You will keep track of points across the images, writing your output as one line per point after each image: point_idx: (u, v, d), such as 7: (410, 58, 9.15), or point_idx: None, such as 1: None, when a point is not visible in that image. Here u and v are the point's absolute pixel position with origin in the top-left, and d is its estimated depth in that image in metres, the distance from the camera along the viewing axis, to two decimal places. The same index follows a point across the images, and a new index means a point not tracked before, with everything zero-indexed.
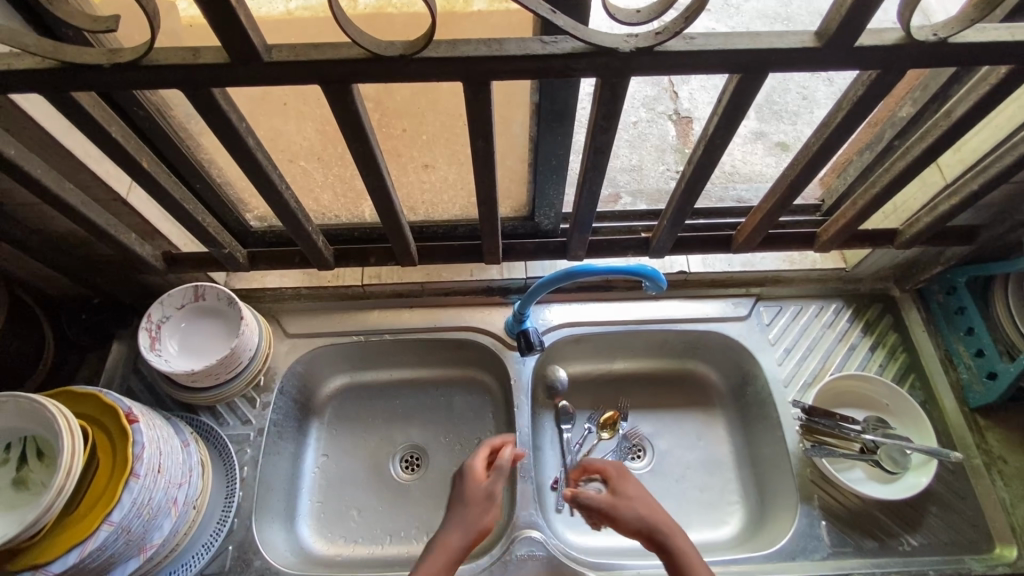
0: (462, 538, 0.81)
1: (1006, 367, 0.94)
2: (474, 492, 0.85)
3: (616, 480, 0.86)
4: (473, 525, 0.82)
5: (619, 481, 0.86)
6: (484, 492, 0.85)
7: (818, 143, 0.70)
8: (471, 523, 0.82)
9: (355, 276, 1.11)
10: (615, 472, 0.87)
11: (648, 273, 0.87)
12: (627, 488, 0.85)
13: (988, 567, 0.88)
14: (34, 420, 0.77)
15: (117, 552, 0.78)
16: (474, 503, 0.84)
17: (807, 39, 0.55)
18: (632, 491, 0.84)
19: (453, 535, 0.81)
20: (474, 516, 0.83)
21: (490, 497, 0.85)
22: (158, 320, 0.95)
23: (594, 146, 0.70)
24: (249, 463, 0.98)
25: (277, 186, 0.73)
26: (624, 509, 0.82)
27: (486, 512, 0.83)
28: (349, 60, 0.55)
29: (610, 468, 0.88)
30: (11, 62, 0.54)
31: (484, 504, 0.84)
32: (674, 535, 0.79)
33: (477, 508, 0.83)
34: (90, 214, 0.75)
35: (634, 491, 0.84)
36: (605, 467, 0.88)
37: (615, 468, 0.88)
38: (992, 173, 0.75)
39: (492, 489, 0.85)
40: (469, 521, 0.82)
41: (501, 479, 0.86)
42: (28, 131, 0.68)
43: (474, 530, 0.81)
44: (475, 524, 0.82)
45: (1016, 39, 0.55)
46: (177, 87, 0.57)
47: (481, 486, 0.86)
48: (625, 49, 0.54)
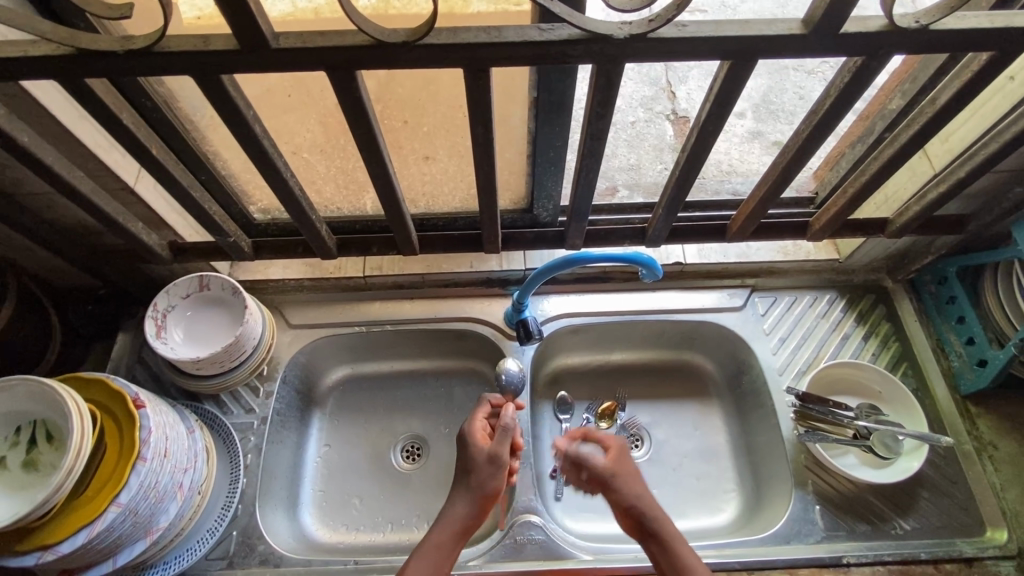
0: (466, 507, 0.78)
1: (995, 354, 0.95)
2: (478, 457, 0.81)
3: (617, 453, 0.84)
4: (478, 491, 0.79)
5: (621, 455, 0.83)
6: (487, 455, 0.81)
7: (808, 130, 0.72)
8: (476, 490, 0.79)
9: (356, 268, 1.14)
10: (619, 446, 0.85)
11: (645, 260, 0.90)
12: (627, 464, 0.82)
13: (980, 550, 0.90)
14: (44, 403, 0.79)
15: (125, 534, 0.80)
16: (479, 468, 0.80)
17: (794, 27, 0.58)
18: (631, 469, 0.82)
19: (456, 507, 0.78)
20: (479, 481, 0.79)
21: (496, 460, 0.80)
22: (164, 308, 0.97)
23: (591, 134, 0.72)
24: (253, 451, 1.00)
25: (282, 174, 0.75)
26: (621, 483, 0.79)
27: (491, 476, 0.79)
28: (354, 47, 0.57)
29: (615, 441, 0.85)
30: (27, 49, 0.56)
31: (489, 468, 0.80)
32: (665, 519, 0.77)
33: (482, 475, 0.80)
34: (100, 202, 0.78)
35: (632, 469, 0.82)
36: (610, 438, 0.86)
37: (618, 442, 0.85)
38: (978, 161, 0.77)
39: (498, 451, 0.81)
40: (473, 488, 0.79)
41: (506, 440, 0.82)
42: (41, 119, 0.70)
43: (478, 497, 0.78)
44: (480, 490, 0.79)
45: (993, 26, 0.58)
46: (187, 74, 0.59)
47: (484, 450, 0.81)
48: (620, 36, 0.56)
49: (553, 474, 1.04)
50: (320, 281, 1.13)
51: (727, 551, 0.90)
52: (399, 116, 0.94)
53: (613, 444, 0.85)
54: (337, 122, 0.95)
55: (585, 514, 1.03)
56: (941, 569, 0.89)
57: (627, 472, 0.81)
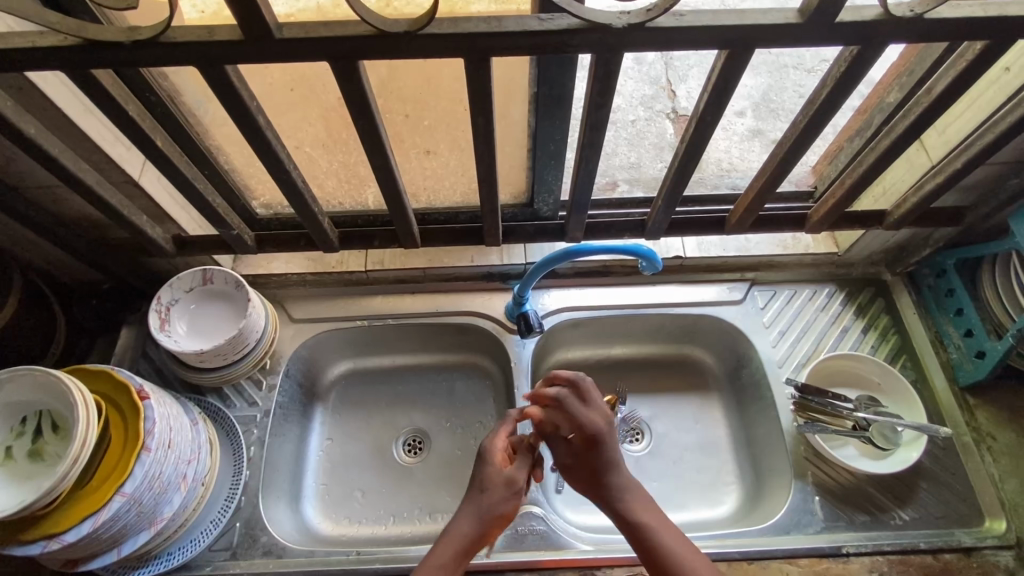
0: (477, 527, 0.75)
1: (994, 345, 0.95)
2: (495, 478, 0.79)
3: (583, 440, 0.79)
4: (489, 511, 0.76)
5: (587, 442, 0.79)
6: (505, 478, 0.79)
7: (805, 121, 0.73)
8: (489, 511, 0.76)
9: (359, 261, 1.14)
10: (590, 429, 0.79)
11: (645, 253, 0.91)
12: (592, 454, 0.79)
13: (979, 540, 0.90)
14: (50, 393, 0.80)
15: (129, 523, 0.81)
16: (495, 488, 0.78)
17: (790, 16, 0.59)
18: (595, 460, 0.78)
19: (466, 524, 0.76)
20: (493, 503, 0.77)
21: (513, 486, 0.79)
22: (168, 302, 0.98)
23: (591, 124, 0.73)
24: (256, 443, 1.01)
25: (286, 165, 0.76)
26: (584, 471, 0.79)
27: (504, 500, 0.78)
28: (358, 37, 0.58)
29: (586, 425, 0.79)
30: (35, 39, 0.57)
31: (504, 491, 0.78)
32: (635, 507, 0.76)
33: (497, 495, 0.78)
34: (105, 193, 0.78)
35: (599, 458, 0.78)
36: (581, 419, 0.80)
37: (588, 428, 0.79)
38: (974, 151, 0.78)
39: (516, 476, 0.80)
40: (486, 508, 0.77)
41: (525, 468, 0.81)
42: (47, 111, 0.71)
43: (491, 518, 0.76)
44: (492, 511, 0.77)
45: (987, 14, 0.58)
46: (192, 64, 0.60)
47: (503, 472, 0.80)
48: (619, 25, 0.57)
49: (553, 466, 1.04)
50: (323, 276, 1.14)
51: (727, 541, 0.91)
52: (400, 109, 0.92)
53: (582, 426, 0.79)
54: (337, 117, 0.92)
55: (585, 507, 1.03)
56: (941, 559, 0.89)
57: (590, 461, 0.79)
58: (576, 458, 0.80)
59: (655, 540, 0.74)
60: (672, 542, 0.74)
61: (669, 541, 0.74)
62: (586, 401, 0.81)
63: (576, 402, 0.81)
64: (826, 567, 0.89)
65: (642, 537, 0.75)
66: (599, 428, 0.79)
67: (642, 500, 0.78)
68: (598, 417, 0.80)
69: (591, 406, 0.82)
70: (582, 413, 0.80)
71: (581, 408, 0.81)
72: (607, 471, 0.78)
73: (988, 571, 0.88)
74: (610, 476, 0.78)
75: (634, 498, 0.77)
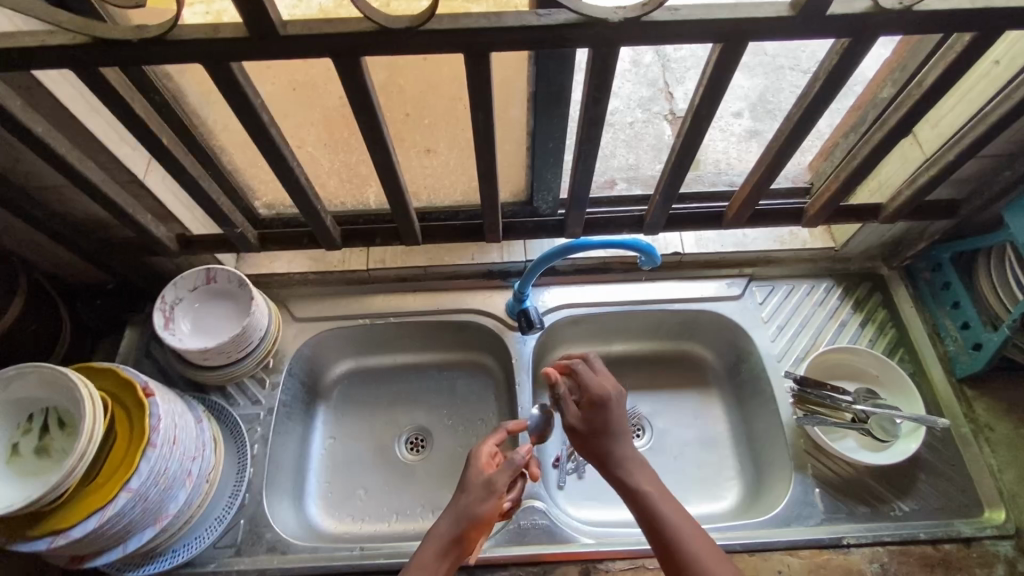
0: (453, 527, 0.75)
1: (990, 336, 0.96)
2: (475, 479, 0.79)
3: (591, 403, 0.82)
4: (466, 512, 0.75)
5: (596, 403, 0.82)
6: (484, 479, 0.78)
7: (799, 114, 0.74)
8: (465, 512, 0.75)
9: (361, 260, 1.15)
10: (599, 391, 0.82)
11: (644, 247, 0.92)
12: (598, 415, 0.81)
13: (978, 530, 0.91)
14: (57, 390, 0.81)
15: (134, 519, 0.81)
16: (472, 490, 0.77)
17: (782, 9, 0.60)
18: (600, 421, 0.81)
19: (443, 524, 0.76)
20: (470, 504, 0.76)
21: (491, 486, 0.78)
22: (172, 301, 0.99)
23: (588, 120, 0.74)
24: (260, 441, 1.01)
25: (288, 162, 0.77)
26: (587, 435, 0.81)
27: (482, 501, 0.76)
28: (360, 34, 0.60)
29: (594, 388, 0.82)
30: (45, 38, 0.58)
31: (482, 493, 0.77)
32: (637, 476, 0.77)
33: (474, 495, 0.77)
34: (111, 192, 0.80)
35: (607, 420, 0.80)
36: (590, 384, 0.83)
37: (599, 392, 0.82)
38: (965, 144, 0.79)
39: (495, 479, 0.78)
40: (463, 509, 0.76)
41: (509, 471, 0.79)
42: (55, 110, 0.72)
43: (465, 519, 0.75)
44: (468, 513, 0.75)
45: (975, 7, 0.60)
46: (198, 62, 0.61)
47: (482, 475, 0.79)
48: (615, 19, 0.58)
49: (555, 463, 1.05)
50: (325, 275, 1.15)
51: (729, 533, 0.91)
52: (401, 109, 0.93)
53: (590, 391, 0.82)
54: (339, 116, 0.93)
55: (586, 502, 1.04)
56: (941, 549, 0.90)
57: (594, 424, 0.81)
58: (581, 420, 0.82)
59: (655, 509, 0.74)
60: (675, 516, 0.73)
61: (668, 511, 0.74)
62: (596, 369, 0.86)
63: (588, 371, 0.85)
64: (827, 558, 0.90)
65: (643, 507, 0.75)
66: (609, 391, 0.82)
67: (645, 472, 0.78)
68: (607, 384, 0.83)
69: (602, 375, 0.85)
70: (592, 377, 0.84)
71: (592, 376, 0.84)
72: (610, 436, 0.80)
73: (988, 561, 0.89)
74: (613, 445, 0.79)
75: (637, 468, 0.78)
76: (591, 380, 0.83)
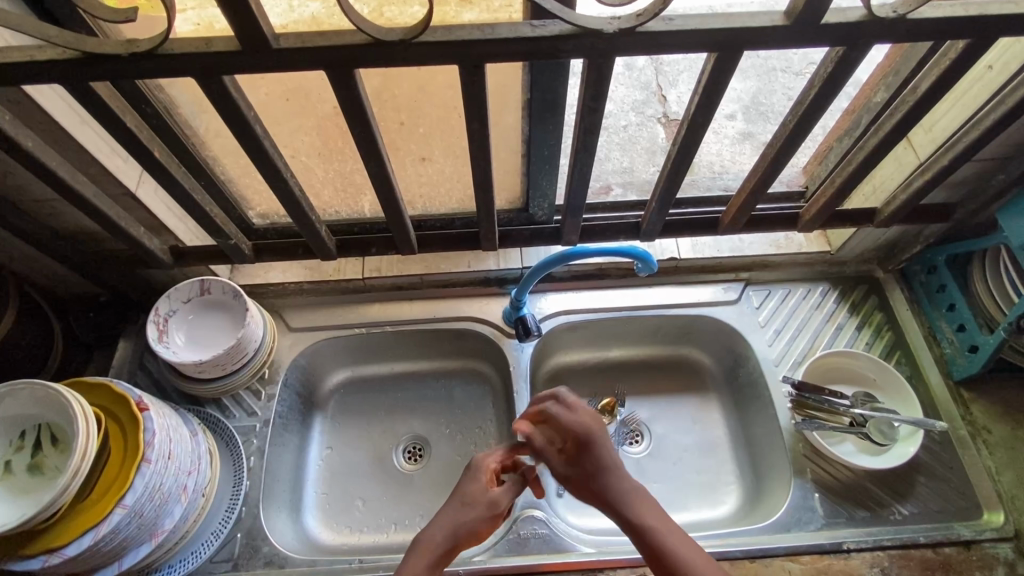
0: (449, 540, 0.74)
1: (987, 339, 0.96)
2: (478, 494, 0.79)
3: (575, 445, 0.81)
4: (465, 527, 0.75)
5: (579, 446, 0.80)
6: (487, 497, 0.78)
7: (795, 121, 0.74)
8: (463, 527, 0.75)
9: (356, 269, 1.15)
10: (578, 434, 0.81)
11: (640, 254, 0.91)
12: (585, 456, 0.79)
13: (978, 533, 0.91)
14: (50, 406, 0.80)
15: (130, 536, 0.80)
16: (475, 505, 0.78)
17: (777, 18, 0.60)
18: (588, 462, 0.79)
19: (439, 533, 0.75)
20: (472, 519, 0.76)
21: (493, 507, 0.78)
22: (165, 313, 0.98)
23: (584, 128, 0.74)
24: (256, 453, 1.00)
25: (282, 173, 0.77)
26: (580, 480, 0.79)
27: (482, 520, 0.77)
28: (354, 45, 0.59)
29: (575, 429, 0.81)
30: (33, 53, 0.58)
31: (482, 510, 0.78)
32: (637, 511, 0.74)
33: (475, 512, 0.77)
34: (104, 206, 0.79)
35: (594, 460, 0.79)
36: (568, 425, 0.82)
37: (581, 432, 0.81)
38: (959, 148, 0.79)
39: (498, 498, 0.79)
40: (463, 523, 0.76)
41: (512, 494, 0.80)
42: (45, 123, 0.72)
43: (462, 534, 0.75)
44: (467, 528, 0.76)
45: (969, 14, 0.60)
46: (191, 76, 0.61)
47: (487, 492, 0.79)
48: (609, 31, 0.58)
49: (553, 470, 1.05)
50: (320, 284, 1.14)
51: (729, 540, 0.91)
52: (395, 117, 0.93)
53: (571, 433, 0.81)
54: (334, 125, 0.93)
55: (585, 510, 1.04)
56: (941, 553, 0.90)
57: (585, 467, 0.79)
58: (572, 467, 0.81)
59: (660, 542, 0.72)
60: (677, 545, 0.71)
61: (673, 546, 0.71)
62: (569, 406, 0.84)
63: (563, 411, 0.84)
64: (828, 563, 0.89)
65: (648, 544, 0.72)
66: (587, 428, 0.81)
67: (645, 503, 0.75)
68: (584, 422, 0.81)
69: (577, 409, 0.84)
70: (568, 419, 0.82)
71: (567, 415, 0.83)
72: (603, 474, 0.78)
73: (987, 564, 0.89)
74: (606, 482, 0.77)
75: (638, 502, 0.75)
76: (567, 424, 0.82)
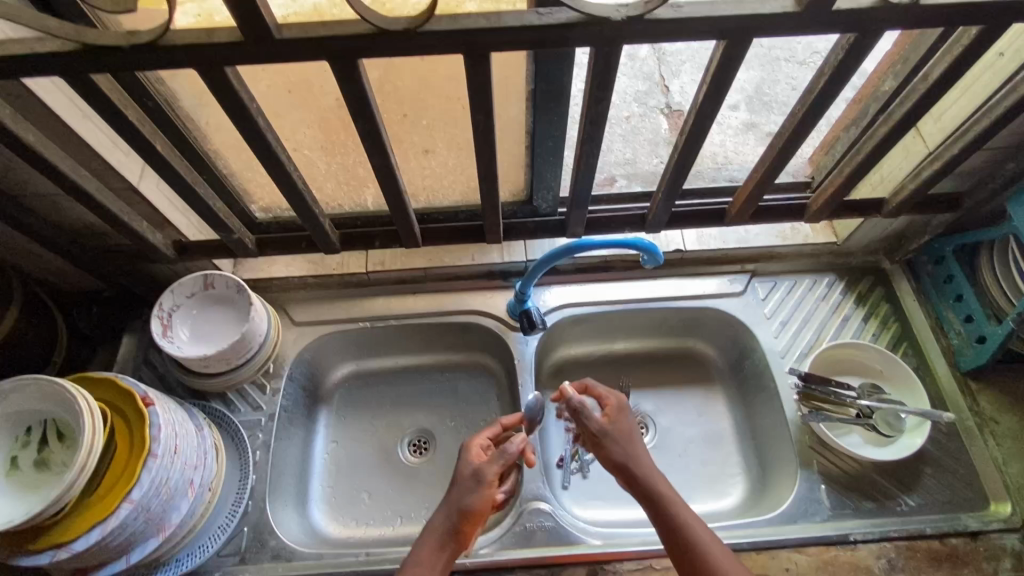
0: (448, 520, 0.78)
1: (994, 329, 0.96)
2: (466, 472, 0.82)
3: (612, 411, 0.85)
4: (458, 504, 0.78)
5: (618, 413, 0.85)
6: (474, 471, 0.81)
7: (803, 111, 0.74)
8: (457, 505, 0.78)
9: (360, 263, 1.14)
10: (618, 405, 0.86)
11: (646, 246, 0.91)
12: (621, 422, 0.84)
13: (985, 523, 0.91)
14: (55, 402, 0.80)
15: (138, 530, 0.80)
16: (462, 483, 0.80)
17: (787, 5, 0.59)
18: (623, 428, 0.84)
19: (439, 518, 0.79)
20: (462, 496, 0.79)
21: (481, 478, 0.80)
22: (170, 308, 0.98)
23: (591, 118, 0.73)
24: (262, 447, 1.00)
25: (285, 166, 0.76)
26: (613, 438, 0.82)
27: (474, 493, 0.79)
28: (358, 36, 0.58)
29: (615, 401, 0.87)
30: (33, 46, 0.57)
31: (472, 484, 0.80)
32: (659, 481, 0.78)
33: (466, 488, 0.80)
34: (106, 200, 0.78)
35: (628, 429, 0.84)
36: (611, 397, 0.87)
37: (620, 405, 0.87)
38: (970, 137, 0.78)
39: (485, 469, 0.81)
40: (454, 502, 0.79)
41: (500, 463, 0.81)
42: (46, 117, 0.71)
43: (458, 511, 0.78)
44: (461, 506, 0.78)
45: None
46: (193, 68, 0.60)
47: (472, 466, 0.82)
48: (617, 18, 0.57)
49: (559, 463, 1.05)
50: (324, 278, 1.14)
51: (735, 532, 0.91)
52: (398, 109, 0.92)
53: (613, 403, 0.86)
54: (335, 117, 0.93)
55: (591, 502, 1.04)
56: (948, 544, 0.90)
57: (619, 430, 0.83)
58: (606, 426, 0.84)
59: (676, 505, 0.75)
60: (691, 517, 0.75)
61: (688, 517, 0.75)
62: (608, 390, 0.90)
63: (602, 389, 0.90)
64: (835, 555, 0.89)
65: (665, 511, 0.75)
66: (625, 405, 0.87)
67: (664, 478, 0.79)
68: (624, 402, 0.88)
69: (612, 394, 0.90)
70: (609, 393, 0.89)
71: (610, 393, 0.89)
72: (633, 441, 0.82)
73: (995, 555, 0.89)
74: (637, 449, 0.81)
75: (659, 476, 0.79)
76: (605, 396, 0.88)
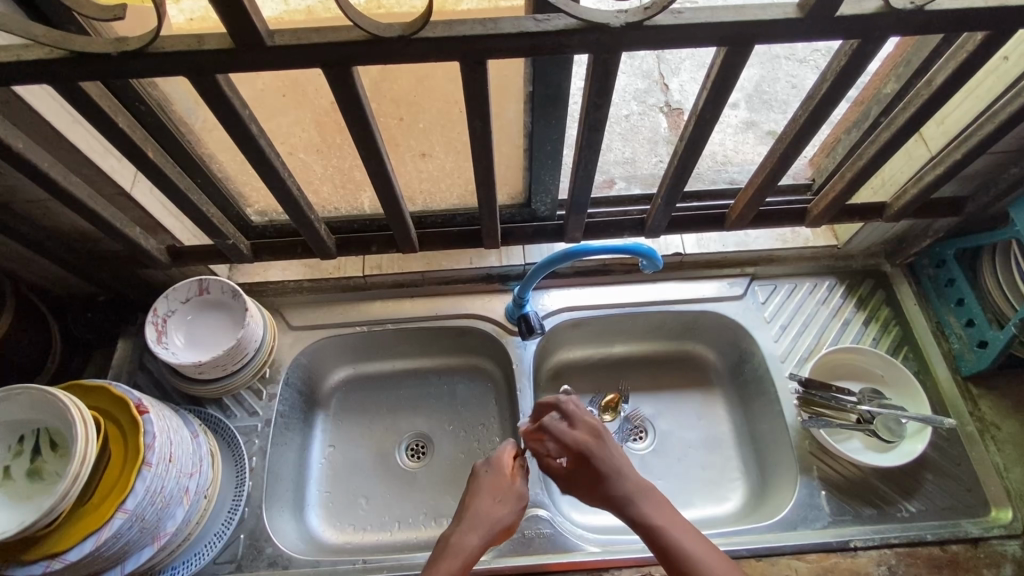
0: (484, 538, 0.76)
1: (995, 334, 0.95)
2: (504, 487, 0.81)
3: (573, 459, 0.79)
4: (498, 523, 0.77)
5: (579, 460, 0.79)
6: (516, 490, 0.81)
7: (805, 117, 0.73)
8: (495, 524, 0.77)
9: (356, 267, 1.14)
10: (575, 446, 0.79)
11: (646, 252, 0.89)
12: (585, 469, 0.78)
13: (986, 530, 0.90)
14: (47, 411, 0.79)
15: (132, 540, 0.79)
16: (501, 499, 0.80)
17: (790, 11, 0.58)
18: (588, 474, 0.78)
19: (472, 534, 0.75)
20: (500, 514, 0.78)
21: (519, 499, 0.81)
22: (164, 313, 0.97)
23: (590, 124, 0.72)
24: (258, 453, 0.99)
25: (279, 172, 0.75)
26: (583, 487, 0.79)
27: (512, 513, 0.79)
28: (351, 42, 0.57)
29: (574, 445, 0.79)
30: (20, 53, 0.56)
31: (512, 505, 0.80)
32: (645, 510, 0.74)
33: (506, 507, 0.79)
34: (97, 207, 0.77)
35: (593, 471, 0.77)
36: (567, 439, 0.80)
37: (579, 447, 0.79)
38: (973, 142, 0.77)
39: (524, 491, 0.82)
40: (495, 519, 0.78)
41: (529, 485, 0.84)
42: (35, 123, 0.70)
43: (495, 531, 0.77)
44: (499, 523, 0.78)
45: (987, 6, 0.58)
46: (184, 74, 0.59)
47: (512, 484, 0.82)
48: (617, 24, 0.57)
49: None
50: (320, 282, 1.13)
51: (734, 538, 0.90)
52: (394, 112, 0.93)
53: (570, 445, 0.80)
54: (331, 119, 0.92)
55: (589, 508, 1.03)
56: (949, 550, 0.89)
57: (589, 476, 0.78)
58: (573, 479, 0.80)
59: (666, 538, 0.72)
60: (684, 543, 0.72)
61: (684, 540, 0.72)
62: (571, 420, 0.82)
63: (562, 424, 0.82)
64: (835, 562, 0.89)
65: (659, 542, 0.73)
66: (585, 443, 0.79)
67: (647, 502, 0.75)
68: (583, 433, 0.80)
69: (574, 425, 0.82)
70: (568, 435, 0.80)
71: (567, 429, 0.82)
72: (609, 480, 0.76)
73: (996, 562, 0.88)
74: (614, 484, 0.76)
75: (647, 502, 0.75)
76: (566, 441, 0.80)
